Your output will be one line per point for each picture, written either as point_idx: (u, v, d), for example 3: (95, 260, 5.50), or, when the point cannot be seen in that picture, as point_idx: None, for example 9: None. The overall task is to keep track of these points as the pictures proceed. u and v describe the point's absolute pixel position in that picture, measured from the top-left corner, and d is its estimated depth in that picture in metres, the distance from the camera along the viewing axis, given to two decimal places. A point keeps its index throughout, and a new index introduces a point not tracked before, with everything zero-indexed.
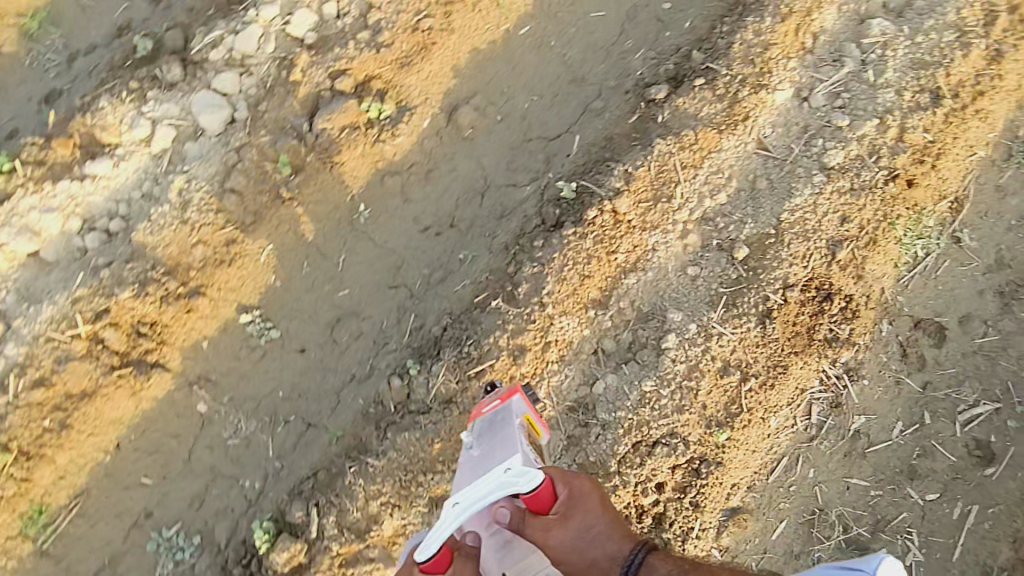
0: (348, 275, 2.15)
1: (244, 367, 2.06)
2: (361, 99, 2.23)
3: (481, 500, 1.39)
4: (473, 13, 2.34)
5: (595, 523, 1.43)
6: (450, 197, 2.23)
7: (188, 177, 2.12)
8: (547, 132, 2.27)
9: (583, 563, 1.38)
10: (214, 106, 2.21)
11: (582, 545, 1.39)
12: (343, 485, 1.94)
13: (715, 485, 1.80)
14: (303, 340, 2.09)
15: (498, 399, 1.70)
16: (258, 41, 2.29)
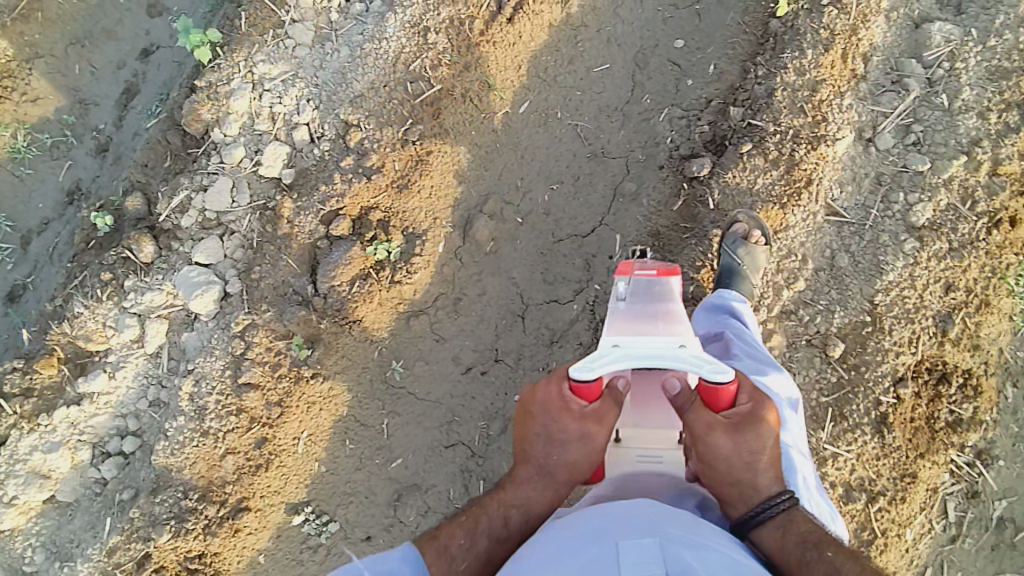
0: (400, 442, 1.95)
1: (310, 570, 1.89)
2: (364, 242, 1.94)
3: (650, 350, 1.18)
4: (463, 103, 2.01)
5: (762, 446, 1.28)
6: (487, 326, 1.98)
7: (196, 377, 1.87)
8: (579, 228, 1.99)
9: (730, 476, 1.26)
10: (201, 284, 1.93)
11: (738, 462, 1.25)
12: None
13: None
14: (368, 524, 1.92)
15: (657, 268, 1.40)
16: (230, 193, 1.99)
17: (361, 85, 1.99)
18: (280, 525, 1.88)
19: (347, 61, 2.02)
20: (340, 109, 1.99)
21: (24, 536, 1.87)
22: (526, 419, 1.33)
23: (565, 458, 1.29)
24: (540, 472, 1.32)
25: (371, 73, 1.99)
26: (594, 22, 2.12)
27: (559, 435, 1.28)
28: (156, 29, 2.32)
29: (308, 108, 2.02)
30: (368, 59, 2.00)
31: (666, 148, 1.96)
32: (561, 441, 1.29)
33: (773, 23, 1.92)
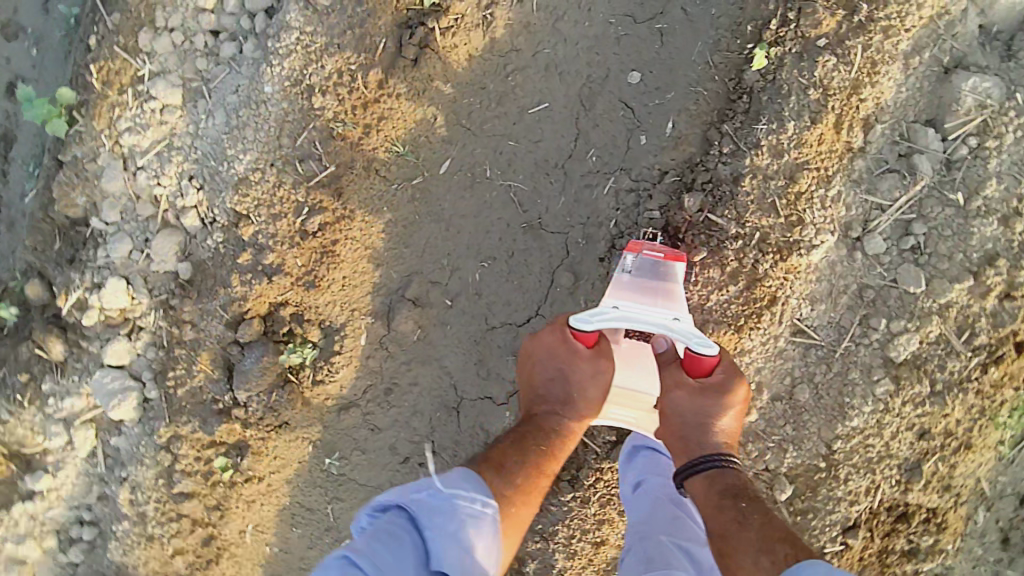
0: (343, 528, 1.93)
1: None
2: (279, 343, 1.78)
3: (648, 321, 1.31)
4: (367, 178, 1.70)
5: (720, 415, 1.35)
6: (421, 417, 1.85)
7: (131, 486, 1.87)
8: (514, 317, 1.77)
9: (682, 430, 1.35)
10: (116, 393, 1.83)
11: (689, 420, 1.34)
12: None
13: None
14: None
15: (664, 252, 1.44)
16: (127, 291, 1.79)
17: (242, 165, 1.68)
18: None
19: (223, 131, 1.69)
20: (227, 194, 1.70)
21: None
22: (533, 361, 1.50)
23: (581, 390, 1.45)
24: (555, 407, 1.47)
25: (252, 148, 1.67)
26: (527, 43, 1.65)
27: (579, 375, 1.44)
28: (15, 55, 1.95)
29: (191, 189, 1.72)
30: (246, 129, 1.67)
31: (608, 231, 1.65)
32: (576, 376, 1.44)
33: (747, 74, 1.49)
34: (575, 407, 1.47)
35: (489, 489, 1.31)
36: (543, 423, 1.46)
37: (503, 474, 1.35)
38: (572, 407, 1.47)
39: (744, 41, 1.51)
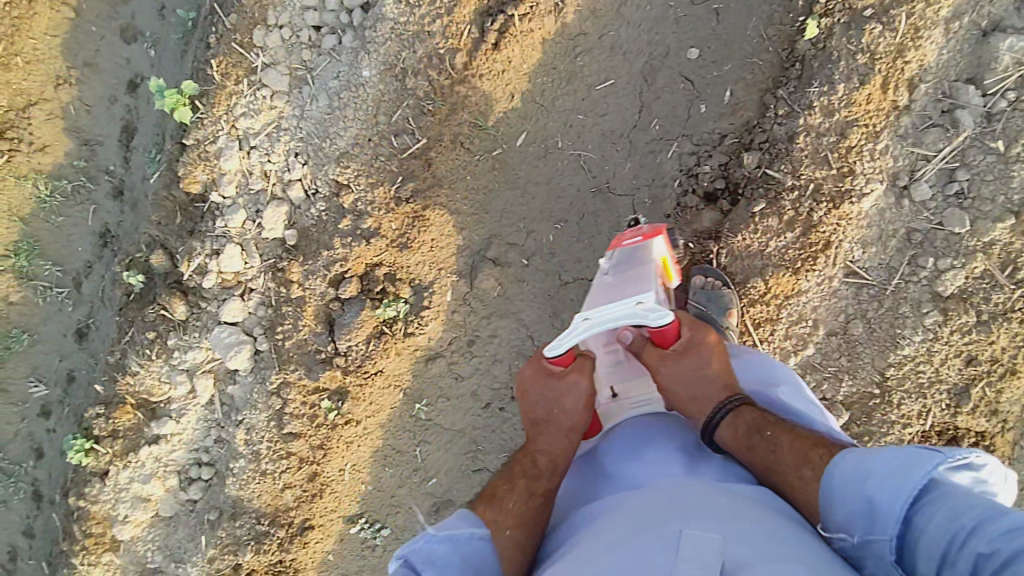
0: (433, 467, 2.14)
1: (372, 563, 2.19)
2: (375, 299, 1.99)
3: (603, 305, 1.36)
4: (454, 149, 1.90)
5: (705, 364, 1.40)
6: (502, 365, 2.06)
7: (247, 427, 2.12)
8: (585, 273, 1.97)
9: (687, 397, 1.38)
10: (233, 345, 2.08)
11: (686, 382, 1.38)
12: None
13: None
14: (410, 532, 2.17)
15: (641, 236, 1.60)
16: (242, 257, 2.04)
17: (344, 141, 1.90)
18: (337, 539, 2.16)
19: (327, 110, 1.91)
20: (329, 166, 1.93)
21: (143, 542, 2.24)
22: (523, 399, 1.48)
23: (562, 407, 1.41)
24: (549, 428, 1.42)
25: (353, 126, 1.89)
26: (595, 27, 1.83)
27: (556, 396, 1.42)
28: (135, 56, 2.25)
29: (298, 164, 1.95)
30: (348, 109, 1.89)
31: (672, 189, 1.84)
32: (555, 397, 1.42)
33: (799, 44, 1.67)
34: (561, 427, 1.41)
35: (484, 517, 1.29)
36: (538, 447, 1.42)
37: (494, 505, 1.33)
38: (560, 429, 1.41)
39: (797, 14, 1.69)
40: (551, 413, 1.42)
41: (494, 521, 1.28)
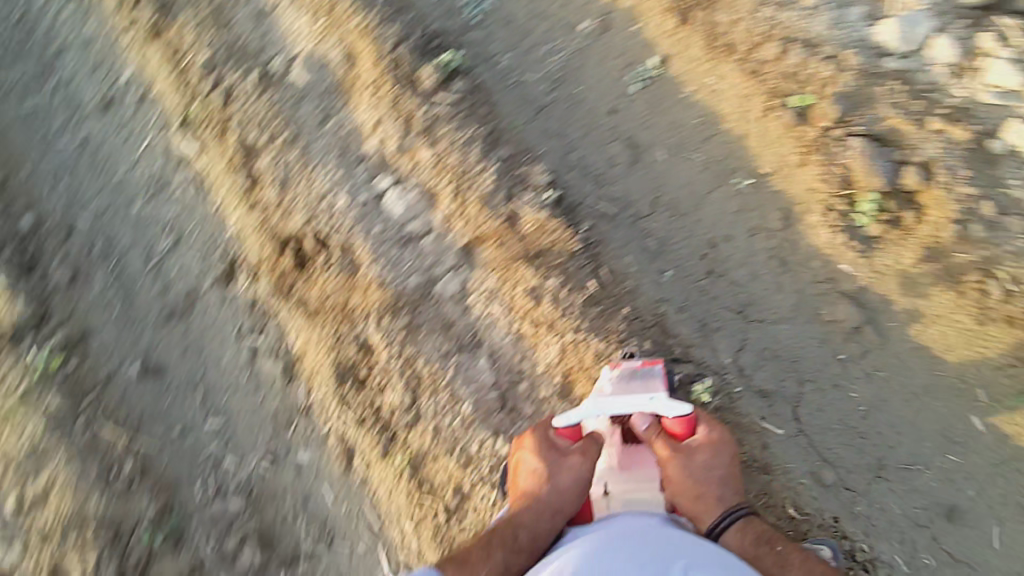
0: (661, 171, 2.01)
1: (610, 57, 2.05)
2: (880, 195, 1.85)
3: (617, 400, 1.68)
4: (1004, 347, 1.77)
5: (711, 467, 1.74)
6: (755, 278, 1.91)
7: (817, 8, 1.91)
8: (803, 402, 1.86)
9: (695, 492, 1.73)
10: (908, 33, 1.85)
11: (700, 475, 1.73)
12: (471, 126, 2.02)
13: (334, 416, 1.99)
14: (602, 107, 2.06)
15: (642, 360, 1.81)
16: (998, 92, 1.81)
17: None
18: (631, 50, 2.04)
19: None
20: None
21: None
22: (519, 468, 1.80)
23: (557, 486, 1.72)
24: (550, 510, 1.72)
25: None
26: None
27: (556, 477, 1.74)
28: None
29: None
30: None
31: (851, 525, 1.81)
32: (553, 475, 1.73)
33: None
34: (546, 506, 1.72)
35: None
36: (522, 524, 1.71)
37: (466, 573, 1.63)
38: (545, 507, 1.72)
39: None
40: (550, 494, 1.73)
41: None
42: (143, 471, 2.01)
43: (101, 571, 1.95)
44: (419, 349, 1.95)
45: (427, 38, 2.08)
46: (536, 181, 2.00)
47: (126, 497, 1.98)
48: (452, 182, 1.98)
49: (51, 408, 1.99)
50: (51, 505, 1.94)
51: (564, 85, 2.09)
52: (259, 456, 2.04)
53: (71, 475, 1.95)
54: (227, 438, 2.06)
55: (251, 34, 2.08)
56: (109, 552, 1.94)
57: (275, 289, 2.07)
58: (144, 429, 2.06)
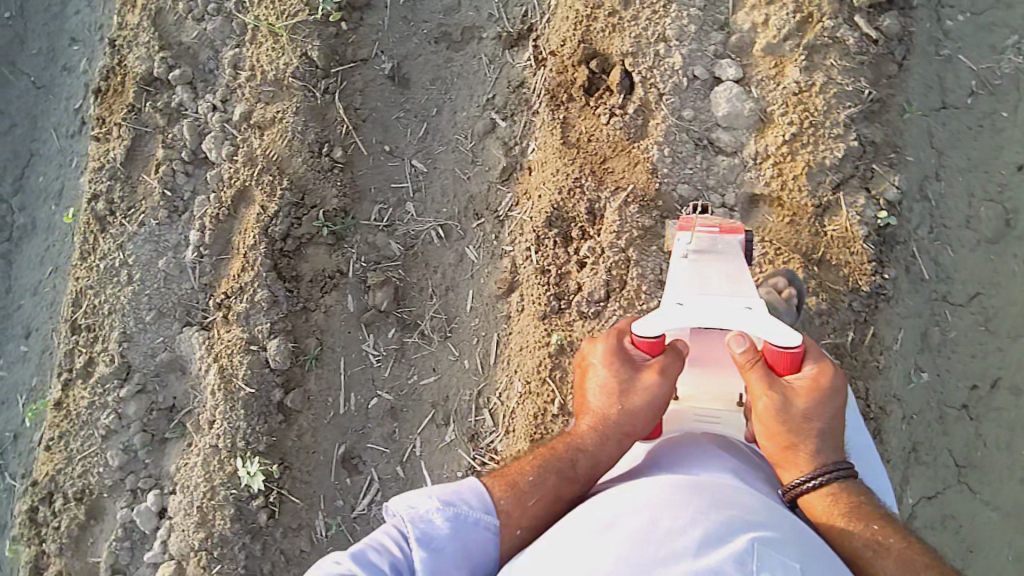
0: (1013, 270, 1.69)
1: None
2: None
3: (704, 300, 1.39)
4: None
5: (809, 415, 1.36)
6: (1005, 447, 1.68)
7: None
8: None
9: (787, 443, 1.37)
10: None
11: (796, 424, 1.35)
12: (867, 80, 1.68)
13: (521, 243, 1.94)
14: (1008, 156, 1.72)
15: (719, 223, 1.57)
16: None
17: None
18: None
19: None
20: None
21: None
22: (586, 368, 1.53)
23: (629, 408, 1.44)
24: (620, 433, 1.45)
25: None
26: None
27: (632, 397, 1.43)
28: None
29: None
30: None
31: None
32: (625, 397, 1.44)
33: None
34: (616, 430, 1.45)
35: (494, 502, 1.36)
36: (583, 441, 1.46)
37: (518, 495, 1.38)
38: (614, 430, 1.45)
39: None
40: (620, 416, 1.44)
41: (508, 510, 1.36)
42: (345, 164, 2.03)
43: (264, 213, 2.00)
44: (640, 254, 1.76)
45: None
46: (883, 191, 1.65)
47: (322, 178, 2.01)
48: (804, 123, 1.66)
49: (311, 53, 2.02)
50: (267, 137, 2.04)
51: (991, 100, 1.74)
52: (436, 223, 2.05)
53: (294, 125, 2.01)
54: (421, 181, 2.07)
55: None
56: (287, 211, 1.99)
57: (548, 88, 1.93)
58: (367, 125, 2.06)
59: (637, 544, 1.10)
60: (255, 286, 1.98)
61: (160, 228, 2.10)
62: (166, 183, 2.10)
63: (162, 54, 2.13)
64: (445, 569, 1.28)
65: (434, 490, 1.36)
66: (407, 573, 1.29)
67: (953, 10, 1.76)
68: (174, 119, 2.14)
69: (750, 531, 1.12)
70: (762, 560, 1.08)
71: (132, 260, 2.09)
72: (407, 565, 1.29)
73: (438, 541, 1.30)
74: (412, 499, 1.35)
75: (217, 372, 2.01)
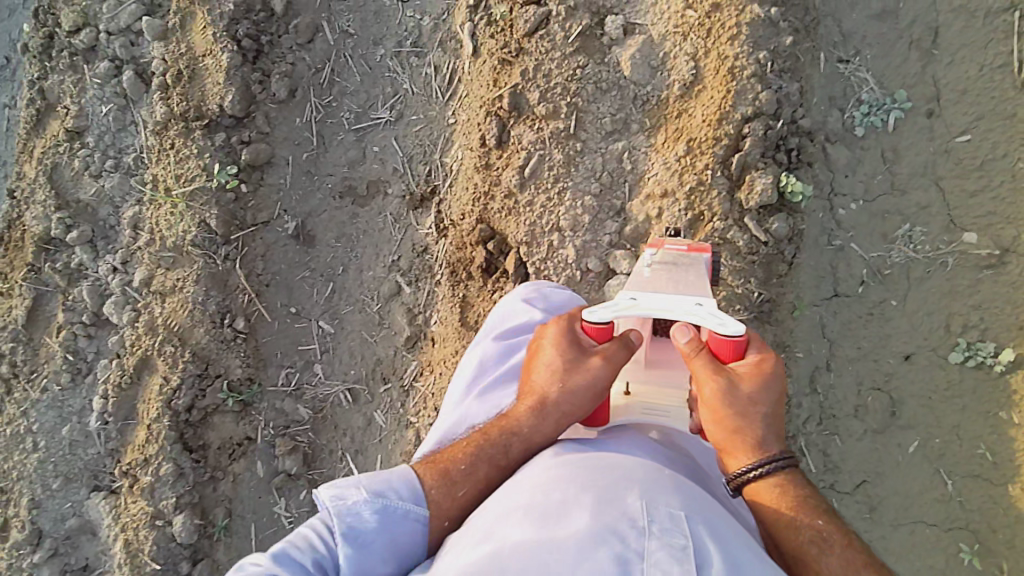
0: (894, 459, 1.74)
1: (952, 309, 1.72)
2: None
3: (659, 295, 1.21)
4: None
5: (755, 400, 1.19)
6: None
7: None
8: None
9: (730, 429, 1.20)
10: None
11: (741, 411, 1.18)
12: (758, 280, 1.74)
13: (424, 417, 1.97)
14: (896, 346, 1.75)
15: (687, 243, 1.44)
16: None
17: None
18: (989, 319, 1.69)
19: None
20: None
21: None
22: (538, 345, 1.35)
23: (567, 390, 1.26)
24: (558, 417, 1.28)
25: None
26: None
27: (569, 379, 1.26)
28: None
29: None
30: None
31: None
32: (565, 376, 1.26)
33: None
34: (554, 415, 1.28)
35: (427, 493, 1.25)
36: (520, 423, 1.30)
37: (449, 483, 1.27)
38: (552, 412, 1.28)
39: None
40: (558, 399, 1.27)
41: (438, 500, 1.25)
42: (249, 332, 2.02)
43: (168, 386, 1.98)
44: None
45: (793, 147, 1.73)
46: None
47: (225, 347, 2.00)
48: None
49: (210, 221, 2.00)
50: (168, 304, 2.02)
51: (880, 287, 1.77)
52: (344, 386, 2.06)
53: (194, 295, 1.99)
54: (329, 342, 2.07)
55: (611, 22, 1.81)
56: (190, 383, 1.98)
57: (448, 261, 1.95)
58: (270, 290, 2.05)
59: (529, 522, 1.08)
60: (160, 458, 1.97)
61: (63, 393, 2.08)
62: (67, 348, 2.08)
63: (59, 213, 2.09)
64: (369, 565, 1.20)
65: (364, 479, 1.27)
66: (330, 568, 1.20)
67: (845, 197, 1.79)
68: (75, 279, 2.10)
69: (638, 491, 1.10)
70: (650, 515, 1.06)
71: (38, 427, 2.07)
72: (331, 559, 1.21)
73: (364, 535, 1.21)
74: (342, 488, 1.25)
75: (124, 545, 2.00)
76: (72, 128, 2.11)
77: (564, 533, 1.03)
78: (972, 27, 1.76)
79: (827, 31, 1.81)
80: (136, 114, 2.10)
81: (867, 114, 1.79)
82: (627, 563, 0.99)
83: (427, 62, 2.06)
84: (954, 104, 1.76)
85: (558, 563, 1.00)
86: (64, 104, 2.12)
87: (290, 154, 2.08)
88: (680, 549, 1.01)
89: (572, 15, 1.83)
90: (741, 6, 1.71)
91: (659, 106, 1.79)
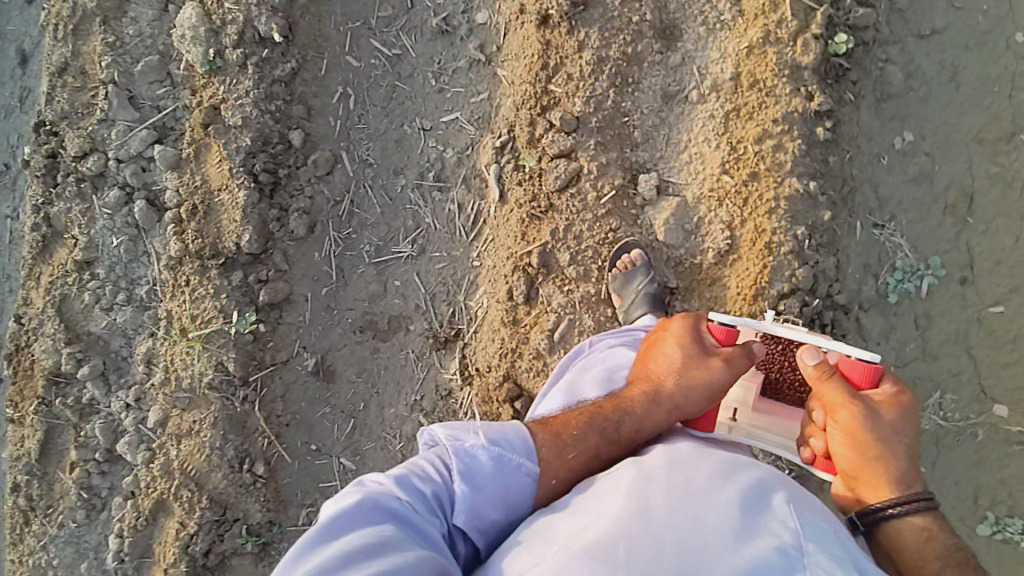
0: None
1: (979, 480, 1.76)
2: None
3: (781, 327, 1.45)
4: None
5: (891, 431, 1.28)
6: None
7: None
8: None
9: (867, 453, 1.27)
10: None
11: (880, 437, 1.27)
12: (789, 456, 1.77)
13: None
14: None
15: None
16: None
17: None
18: (1014, 495, 1.73)
19: None
20: None
21: None
22: (659, 339, 1.52)
23: (684, 382, 1.41)
24: (670, 407, 1.40)
25: None
26: None
27: (690, 375, 1.41)
28: None
29: None
30: None
31: None
32: (686, 370, 1.42)
33: None
34: (668, 403, 1.40)
35: (539, 449, 1.28)
36: (633, 405, 1.40)
37: (562, 446, 1.30)
38: (665, 402, 1.40)
39: None
40: (676, 388, 1.40)
41: (549, 460, 1.28)
42: (268, 476, 1.99)
43: (183, 530, 1.95)
44: None
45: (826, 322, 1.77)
46: None
47: (244, 491, 1.97)
48: None
49: (226, 363, 1.94)
50: (184, 446, 1.98)
51: None
52: None
53: (211, 440, 1.95)
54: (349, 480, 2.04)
55: (645, 182, 1.78)
56: (208, 528, 1.95)
57: (474, 411, 1.94)
58: (290, 429, 2.02)
59: (677, 501, 1.08)
60: None
61: (79, 529, 2.05)
62: (81, 484, 2.04)
63: (69, 347, 2.02)
64: (481, 506, 1.21)
65: (479, 427, 1.30)
66: (444, 501, 1.21)
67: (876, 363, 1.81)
68: (87, 413, 2.05)
69: (786, 494, 1.12)
70: (801, 518, 1.08)
71: (56, 562, 2.05)
72: (445, 493, 1.21)
73: (480, 477, 1.23)
74: (459, 433, 1.29)
75: None
76: (81, 260, 2.03)
77: (721, 518, 1.05)
78: (1007, 198, 1.76)
79: (864, 197, 1.79)
80: (148, 243, 2.01)
81: (898, 284, 1.78)
82: (787, 557, 1.02)
83: (450, 197, 2.00)
84: (987, 275, 1.77)
85: (718, 551, 1.01)
86: (71, 234, 2.04)
87: (309, 289, 2.02)
88: (840, 555, 1.03)
89: (604, 172, 1.78)
90: (779, 179, 1.68)
91: (692, 270, 1.78)
